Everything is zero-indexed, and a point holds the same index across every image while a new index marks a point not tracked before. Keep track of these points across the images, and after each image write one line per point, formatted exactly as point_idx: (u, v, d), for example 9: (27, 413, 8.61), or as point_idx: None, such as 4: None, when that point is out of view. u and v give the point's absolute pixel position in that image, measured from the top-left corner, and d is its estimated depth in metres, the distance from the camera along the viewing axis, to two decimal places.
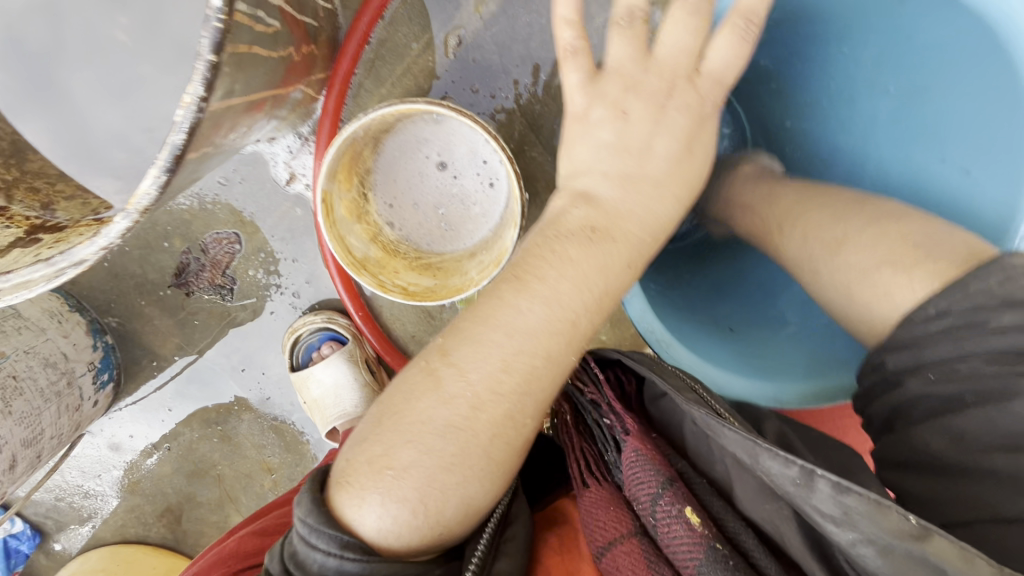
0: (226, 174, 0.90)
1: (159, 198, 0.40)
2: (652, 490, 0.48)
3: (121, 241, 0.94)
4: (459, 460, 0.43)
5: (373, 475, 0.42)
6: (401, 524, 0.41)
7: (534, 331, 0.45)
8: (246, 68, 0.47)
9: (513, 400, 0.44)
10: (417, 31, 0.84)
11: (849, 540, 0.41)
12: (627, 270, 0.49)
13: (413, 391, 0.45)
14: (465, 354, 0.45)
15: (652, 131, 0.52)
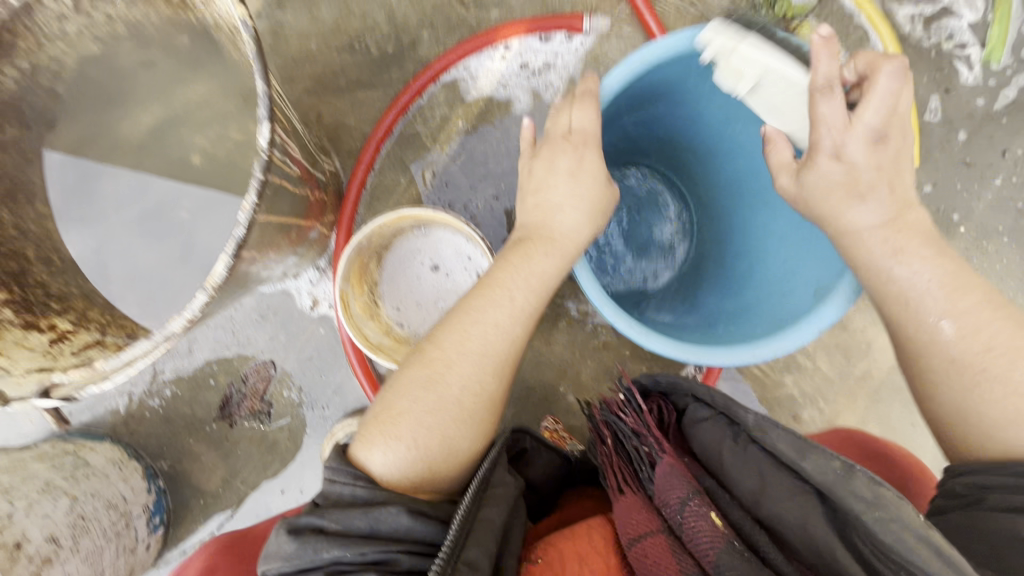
0: (261, 311, 1.07)
1: (225, 279, 0.55)
2: (683, 493, 0.56)
3: (173, 387, 1.07)
4: (439, 406, 0.65)
5: (380, 429, 0.64)
6: (400, 459, 0.62)
7: (494, 317, 0.68)
8: (280, 198, 0.66)
9: (473, 356, 0.66)
10: (400, 173, 1.08)
11: (877, 522, 0.48)
12: (550, 254, 0.69)
13: (410, 368, 0.68)
14: (441, 338, 0.68)
15: (549, 162, 0.71)
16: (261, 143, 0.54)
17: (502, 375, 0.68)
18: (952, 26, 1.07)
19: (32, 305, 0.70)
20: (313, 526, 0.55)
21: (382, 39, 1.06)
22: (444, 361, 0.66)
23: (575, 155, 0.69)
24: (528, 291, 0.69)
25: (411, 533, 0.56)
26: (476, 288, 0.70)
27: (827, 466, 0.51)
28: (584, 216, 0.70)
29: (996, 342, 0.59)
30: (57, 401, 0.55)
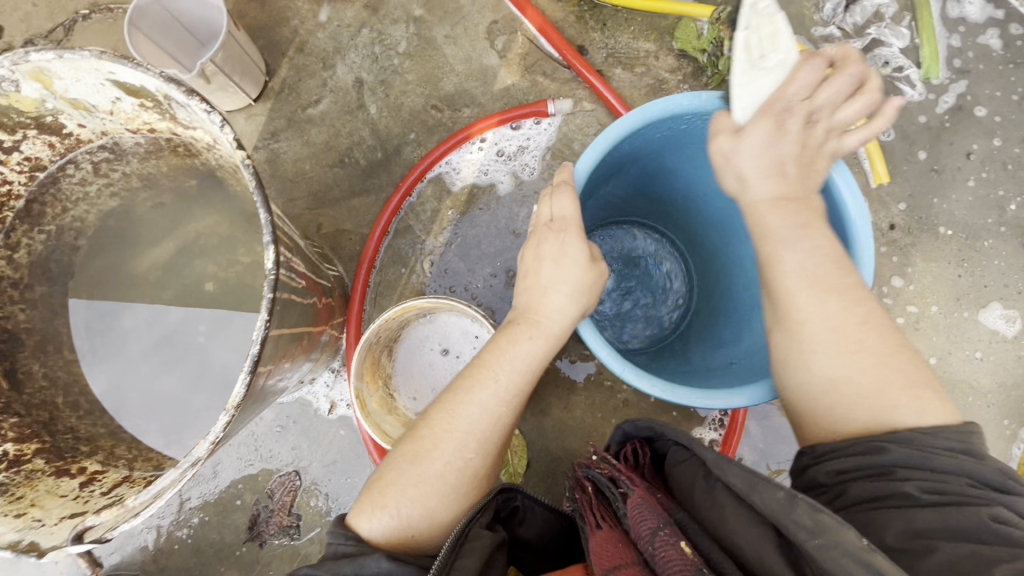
0: (281, 422, 1.08)
1: (244, 397, 0.58)
2: (655, 523, 0.58)
3: (201, 514, 1.06)
4: (423, 480, 0.67)
5: (372, 498, 0.66)
6: (385, 528, 0.64)
7: (488, 404, 0.69)
8: (290, 312, 0.70)
9: (456, 435, 0.68)
10: (400, 268, 1.13)
11: (816, 549, 0.51)
12: (535, 338, 0.72)
13: (400, 445, 0.71)
14: (432, 416, 0.71)
15: (534, 256, 0.75)
16: (268, 265, 0.59)
17: (485, 452, 0.69)
18: (885, 54, 1.16)
19: (64, 452, 0.73)
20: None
21: (369, 150, 1.16)
22: (431, 440, 0.69)
23: (554, 244, 0.72)
24: (520, 376, 0.71)
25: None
26: (478, 372, 0.71)
27: (772, 497, 0.55)
28: (572, 297, 0.72)
29: (870, 328, 0.62)
30: (90, 544, 0.55)
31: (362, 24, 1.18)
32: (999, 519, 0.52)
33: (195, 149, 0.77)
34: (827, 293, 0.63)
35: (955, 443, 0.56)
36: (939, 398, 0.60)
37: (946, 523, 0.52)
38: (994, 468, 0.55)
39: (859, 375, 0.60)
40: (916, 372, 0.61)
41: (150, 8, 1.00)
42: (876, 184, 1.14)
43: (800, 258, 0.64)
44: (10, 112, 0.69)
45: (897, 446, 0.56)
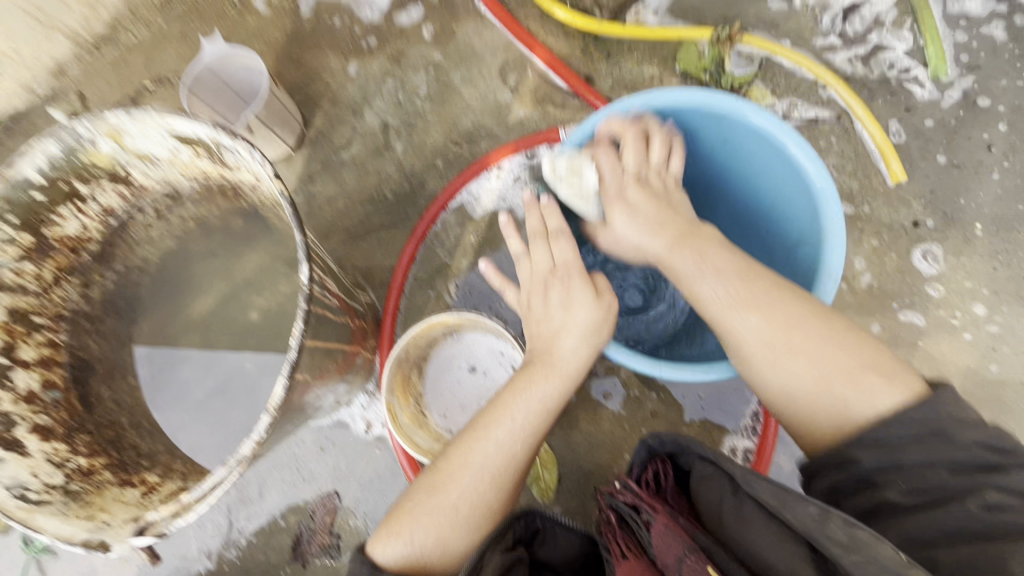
0: (322, 443, 1.13)
1: (282, 401, 0.63)
2: (680, 551, 0.61)
3: (248, 535, 1.11)
4: (433, 513, 0.71)
5: (390, 525, 0.72)
6: (399, 552, 0.69)
7: (504, 440, 0.73)
8: (324, 328, 0.76)
9: (471, 471, 0.72)
10: (427, 293, 1.20)
11: (854, 564, 0.52)
12: (550, 380, 0.76)
13: (432, 470, 0.75)
14: (450, 453, 0.75)
15: (543, 294, 0.82)
16: (303, 279, 0.65)
17: (495, 486, 0.73)
18: (889, 58, 1.18)
19: (128, 466, 0.80)
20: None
21: (396, 186, 1.25)
22: (446, 474, 0.73)
23: (564, 290, 0.80)
24: (531, 418, 0.75)
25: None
26: (498, 401, 0.77)
27: (805, 512, 0.56)
28: (582, 339, 0.77)
29: (799, 327, 0.69)
30: (152, 538, 0.61)
31: (386, 75, 1.30)
32: (988, 506, 0.58)
33: (241, 190, 0.87)
34: (748, 309, 0.71)
35: (923, 430, 0.62)
36: (890, 379, 0.65)
37: (939, 523, 0.60)
38: (969, 445, 0.61)
39: (799, 375, 0.68)
40: (861, 358, 0.67)
41: (204, 75, 1.17)
42: (894, 183, 1.13)
43: (717, 282, 0.74)
44: (88, 168, 0.78)
45: (868, 454, 0.64)
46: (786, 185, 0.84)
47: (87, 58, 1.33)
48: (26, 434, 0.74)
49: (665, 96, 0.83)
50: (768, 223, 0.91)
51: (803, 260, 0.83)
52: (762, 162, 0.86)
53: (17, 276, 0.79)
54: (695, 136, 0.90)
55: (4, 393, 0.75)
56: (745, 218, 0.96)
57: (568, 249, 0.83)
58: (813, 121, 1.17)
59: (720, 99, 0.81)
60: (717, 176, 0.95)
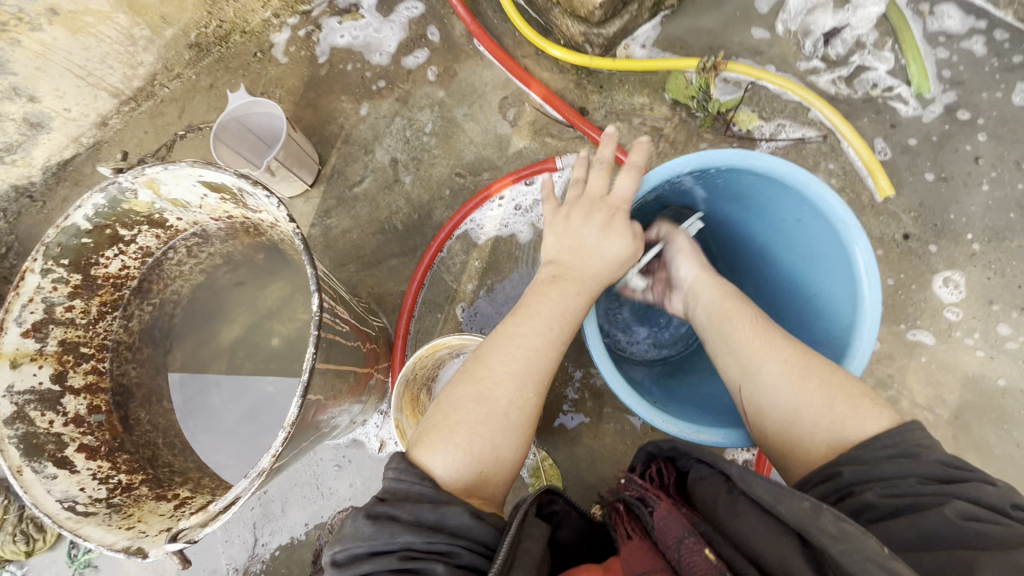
0: (339, 461, 1.20)
1: (297, 418, 0.71)
2: (681, 533, 0.64)
3: (272, 550, 1.18)
4: (490, 417, 0.71)
5: (438, 435, 0.69)
6: (460, 465, 0.67)
7: (537, 344, 0.77)
8: (336, 352, 0.84)
9: (518, 373, 0.75)
10: (436, 316, 1.27)
11: (839, 553, 0.56)
12: (581, 294, 0.81)
13: (462, 383, 0.75)
14: (488, 359, 0.76)
15: (585, 219, 0.85)
16: (313, 309, 0.73)
17: (539, 391, 0.76)
18: (872, 78, 1.22)
19: (162, 482, 0.88)
20: (387, 515, 0.60)
21: (405, 217, 1.34)
22: (492, 379, 0.74)
23: (604, 213, 0.85)
24: (563, 325, 0.79)
25: (470, 533, 0.60)
26: (526, 309, 0.80)
27: (799, 507, 0.59)
28: (608, 263, 0.84)
29: (814, 359, 0.75)
30: (182, 544, 0.68)
31: (395, 114, 1.40)
32: (965, 514, 0.58)
33: (262, 229, 0.97)
34: (772, 335, 0.79)
35: (897, 450, 0.66)
36: (879, 407, 0.70)
37: (921, 527, 0.58)
38: (934, 463, 0.63)
39: (805, 397, 0.72)
40: (859, 388, 0.72)
41: (229, 125, 1.27)
42: (882, 198, 1.16)
43: (750, 311, 0.84)
44: (129, 215, 0.89)
45: (847, 466, 0.66)
46: (833, 270, 0.87)
47: (128, 112, 1.48)
48: (75, 453, 0.83)
49: (756, 160, 0.83)
50: (802, 298, 0.95)
51: (826, 340, 0.87)
52: (816, 244, 0.89)
53: (68, 311, 0.88)
54: (768, 202, 0.91)
55: (56, 416, 0.84)
56: (782, 290, 0.99)
57: (631, 185, 0.85)
58: (799, 141, 1.22)
59: (795, 173, 0.82)
60: (769, 242, 0.99)
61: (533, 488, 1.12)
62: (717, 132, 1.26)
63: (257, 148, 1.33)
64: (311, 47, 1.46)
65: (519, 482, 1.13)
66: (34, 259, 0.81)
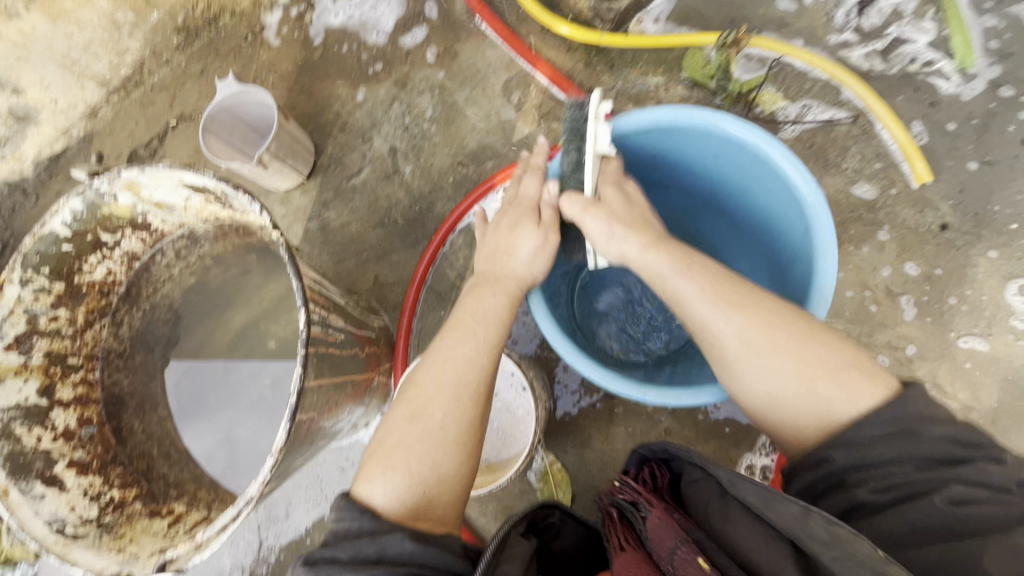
0: (342, 463, 1.17)
1: (286, 441, 0.67)
2: (673, 542, 0.58)
3: (277, 552, 1.16)
4: (423, 435, 0.63)
5: (376, 462, 0.62)
6: (398, 491, 0.59)
7: (472, 355, 0.70)
8: (329, 365, 0.79)
9: (450, 385, 0.67)
10: (439, 313, 1.22)
11: (834, 562, 0.49)
12: (499, 295, 0.76)
13: (393, 409, 0.69)
14: (419, 378, 0.70)
15: (500, 223, 0.83)
16: (300, 325, 0.68)
17: (479, 401, 0.68)
18: (910, 51, 1.12)
19: (157, 497, 0.87)
20: (325, 559, 0.52)
21: (405, 210, 1.28)
22: (424, 396, 0.67)
23: (512, 216, 0.82)
24: (489, 326, 0.73)
25: (416, 559, 0.53)
26: (456, 320, 0.74)
27: (787, 511, 0.54)
28: (530, 260, 0.79)
29: (782, 329, 0.65)
30: (171, 573, 0.65)
31: (393, 99, 1.33)
32: (960, 501, 0.53)
33: (251, 230, 0.92)
34: (731, 310, 0.67)
35: (893, 427, 0.58)
36: (867, 376, 0.62)
37: (909, 520, 0.55)
38: (935, 441, 0.57)
39: (786, 380, 0.64)
40: (839, 356, 0.63)
41: (220, 114, 1.20)
42: (918, 185, 1.08)
43: (701, 283, 0.71)
44: (110, 219, 0.84)
45: (837, 450, 0.60)
46: (780, 198, 0.81)
47: (116, 100, 1.41)
48: (64, 470, 0.80)
49: (655, 113, 0.79)
50: (765, 239, 0.88)
51: (795, 277, 0.80)
52: (755, 178, 0.83)
53: (53, 321, 0.85)
54: (686, 154, 0.87)
55: (45, 431, 0.81)
56: (748, 234, 0.92)
57: (536, 180, 0.84)
58: (828, 123, 1.13)
59: (699, 114, 0.78)
60: (704, 191, 0.94)
61: (543, 492, 1.08)
62: (738, 114, 1.17)
63: (250, 138, 1.26)
64: (304, 28, 1.37)
65: (526, 486, 1.09)
66: (12, 270, 0.78)
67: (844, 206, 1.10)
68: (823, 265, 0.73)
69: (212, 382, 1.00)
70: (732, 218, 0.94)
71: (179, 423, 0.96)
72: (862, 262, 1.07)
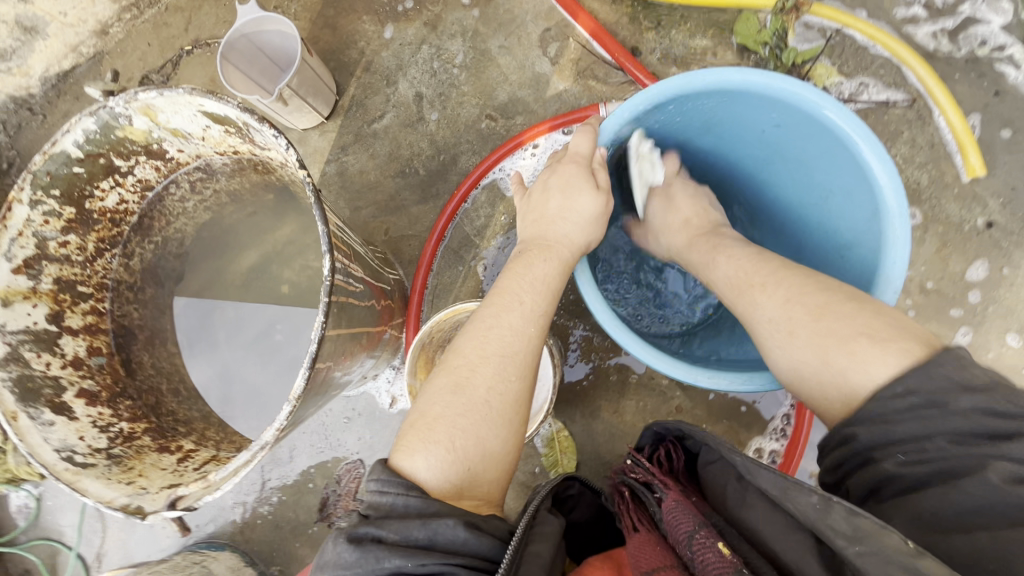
0: (348, 413, 1.16)
1: (304, 390, 0.65)
2: (691, 527, 0.57)
3: (279, 494, 1.17)
4: (470, 408, 0.61)
5: (417, 436, 0.59)
6: (443, 466, 0.57)
7: (511, 316, 0.68)
8: (348, 315, 0.77)
9: (495, 357, 0.65)
10: (456, 271, 1.19)
11: (858, 556, 0.47)
12: (545, 256, 0.73)
13: (435, 373, 0.66)
14: (460, 345, 0.67)
15: (546, 190, 0.79)
16: (325, 272, 0.65)
17: (525, 373, 0.66)
18: (981, 33, 1.05)
19: (166, 432, 0.85)
20: (372, 536, 0.50)
21: (428, 160, 1.23)
22: (468, 366, 0.64)
23: (563, 175, 0.78)
24: (534, 296, 0.70)
25: (467, 549, 0.51)
26: (504, 285, 0.72)
27: (806, 502, 0.51)
28: (583, 225, 0.77)
29: (799, 302, 0.64)
30: (181, 511, 0.64)
31: (422, 41, 1.25)
32: (1012, 479, 0.49)
33: (270, 168, 0.87)
34: (754, 291, 0.69)
35: (917, 398, 0.53)
36: (881, 344, 0.56)
37: (952, 503, 0.50)
38: (969, 413, 0.52)
39: (799, 353, 0.62)
40: (853, 323, 0.59)
41: (238, 43, 1.13)
42: (969, 178, 1.03)
43: (727, 268, 0.75)
44: (125, 143, 0.79)
45: (862, 427, 0.56)
46: (843, 181, 0.77)
47: (128, 19, 1.33)
48: (74, 398, 0.79)
49: (721, 76, 0.73)
50: (817, 221, 0.84)
51: (853, 262, 0.77)
52: (818, 156, 0.79)
53: (63, 247, 0.82)
54: (743, 125, 0.83)
55: (53, 358, 0.80)
56: (797, 215, 0.88)
57: (584, 137, 0.79)
58: (883, 105, 1.06)
59: (773, 83, 0.73)
60: (761, 167, 0.89)
61: (547, 459, 1.08)
62: None
63: (269, 72, 1.19)
64: None
65: (532, 451, 1.09)
66: (21, 188, 0.74)
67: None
68: (890, 254, 0.70)
69: (220, 321, 0.99)
70: (787, 199, 0.89)
71: (185, 355, 0.97)
72: None
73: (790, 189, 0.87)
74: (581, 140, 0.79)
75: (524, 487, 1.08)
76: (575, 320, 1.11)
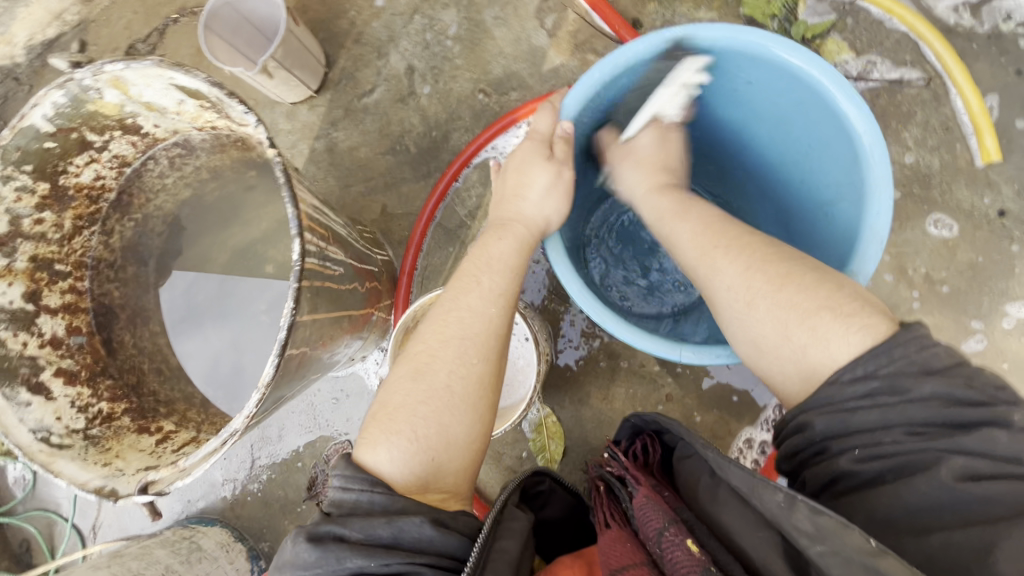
0: (336, 394, 1.16)
1: (274, 377, 0.63)
2: (661, 523, 0.55)
3: (268, 472, 1.18)
4: (430, 397, 0.59)
5: (379, 427, 0.58)
6: (406, 457, 0.56)
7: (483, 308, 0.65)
8: (325, 300, 0.75)
9: (456, 340, 0.63)
10: (447, 252, 1.16)
11: (820, 557, 0.46)
12: (505, 239, 0.71)
13: (395, 364, 0.64)
14: (421, 333, 0.65)
15: (507, 170, 0.77)
16: (295, 256, 0.62)
17: (490, 359, 0.63)
18: (1006, 6, 0.98)
19: (146, 413, 0.85)
20: (334, 535, 0.49)
21: (419, 137, 1.19)
22: (428, 352, 0.63)
23: (520, 154, 0.75)
24: (495, 277, 0.68)
25: (434, 546, 0.50)
26: (466, 267, 0.70)
27: (771, 500, 0.50)
28: (542, 200, 0.73)
29: (759, 270, 0.61)
30: (152, 496, 0.64)
31: (414, 11, 1.20)
32: (962, 475, 0.48)
33: (249, 145, 0.84)
34: (717, 255, 0.64)
35: (875, 384, 0.51)
36: (844, 321, 0.54)
37: (905, 501, 0.49)
38: (927, 403, 0.50)
39: (758, 326, 0.60)
40: (816, 296, 0.57)
41: (222, 11, 1.09)
42: (983, 164, 0.98)
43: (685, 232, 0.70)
44: (97, 118, 0.77)
45: (815, 416, 0.53)
46: (820, 133, 0.73)
47: None
48: (52, 378, 0.79)
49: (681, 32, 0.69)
50: (800, 180, 0.80)
51: (836, 220, 0.72)
52: (791, 108, 0.74)
53: (38, 224, 0.80)
54: (710, 87, 0.78)
55: (31, 337, 0.79)
56: (776, 177, 0.84)
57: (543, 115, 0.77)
58: (896, 83, 1.00)
59: (736, 36, 0.69)
60: (738, 133, 0.85)
61: (534, 444, 1.07)
62: None
63: (255, 42, 1.15)
64: None
65: (519, 436, 1.08)
66: None
67: (935, 218, 0.99)
68: (874, 204, 0.65)
69: (201, 298, 0.96)
70: (767, 163, 0.84)
71: (167, 332, 0.94)
72: (905, 243, 0.98)
73: (769, 151, 0.83)
74: (542, 119, 0.77)
75: (510, 472, 1.07)
76: (566, 304, 1.09)
